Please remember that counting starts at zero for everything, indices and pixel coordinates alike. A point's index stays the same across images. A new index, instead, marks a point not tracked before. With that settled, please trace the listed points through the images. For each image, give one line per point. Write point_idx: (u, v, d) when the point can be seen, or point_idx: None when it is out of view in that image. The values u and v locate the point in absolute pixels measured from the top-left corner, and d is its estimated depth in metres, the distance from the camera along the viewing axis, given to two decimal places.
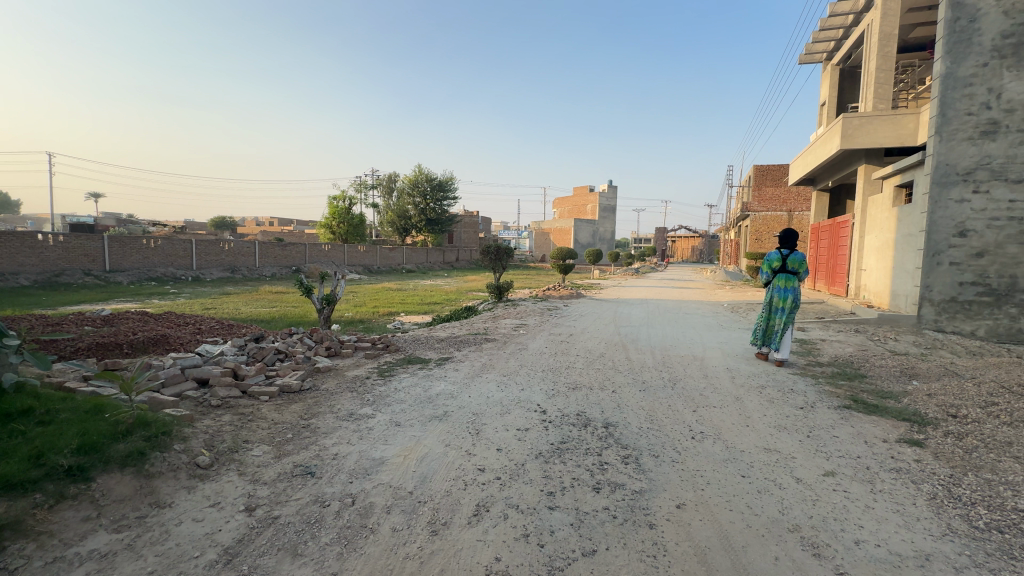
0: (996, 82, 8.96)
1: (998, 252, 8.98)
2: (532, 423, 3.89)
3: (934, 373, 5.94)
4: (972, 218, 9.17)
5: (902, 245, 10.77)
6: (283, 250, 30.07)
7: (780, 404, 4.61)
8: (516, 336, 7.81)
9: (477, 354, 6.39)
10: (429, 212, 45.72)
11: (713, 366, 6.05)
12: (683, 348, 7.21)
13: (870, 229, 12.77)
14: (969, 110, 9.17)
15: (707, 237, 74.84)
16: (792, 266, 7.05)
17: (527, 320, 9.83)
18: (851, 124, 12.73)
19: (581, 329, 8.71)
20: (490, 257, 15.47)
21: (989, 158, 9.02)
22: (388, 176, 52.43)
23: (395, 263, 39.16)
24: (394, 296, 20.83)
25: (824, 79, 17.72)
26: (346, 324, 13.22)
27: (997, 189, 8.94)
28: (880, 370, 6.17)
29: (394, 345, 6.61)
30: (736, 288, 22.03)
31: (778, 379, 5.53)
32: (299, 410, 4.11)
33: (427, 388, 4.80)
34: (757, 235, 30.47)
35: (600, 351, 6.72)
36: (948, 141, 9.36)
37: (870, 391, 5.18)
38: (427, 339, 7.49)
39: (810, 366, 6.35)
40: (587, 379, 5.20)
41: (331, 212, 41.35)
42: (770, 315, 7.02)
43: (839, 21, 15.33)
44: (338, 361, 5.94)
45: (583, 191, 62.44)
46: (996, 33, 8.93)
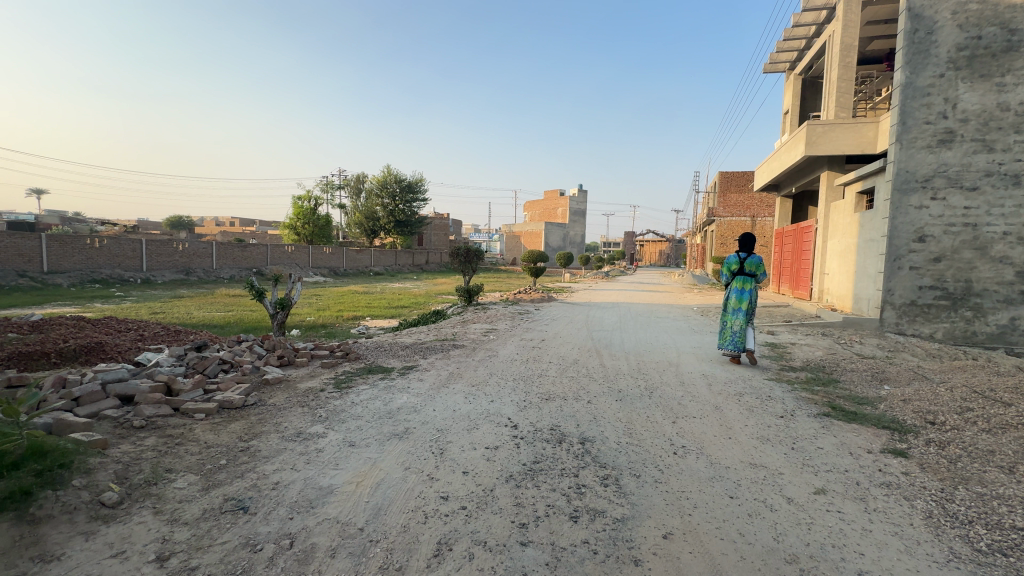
0: (952, 93, 9.26)
1: (954, 257, 9.28)
2: (503, 440, 3.56)
3: (904, 377, 5.94)
4: (931, 224, 9.43)
5: (864, 250, 11.03)
6: (243, 251, 28.71)
7: (759, 412, 4.44)
8: (486, 342, 7.46)
9: (444, 362, 6.01)
10: (398, 214, 44.81)
11: (689, 372, 5.88)
12: (657, 353, 7.03)
13: (832, 234, 13.07)
14: (927, 119, 9.44)
15: (674, 241, 76.44)
16: (748, 268, 7.13)
17: (498, 325, 9.49)
18: (815, 132, 12.94)
19: (553, 334, 8.44)
20: (459, 260, 15.06)
21: (946, 166, 9.30)
22: (356, 177, 51.15)
23: (363, 265, 38.08)
24: (360, 300, 20.07)
25: (787, 88, 18.21)
26: (307, 330, 12.53)
27: (953, 196, 9.24)
28: (852, 375, 6.14)
29: (354, 353, 6.15)
30: (704, 291, 22.34)
31: (754, 385, 5.38)
32: (239, 431, 3.63)
33: (388, 401, 4.40)
34: (723, 239, 31.16)
35: (573, 357, 6.44)
36: (908, 149, 9.57)
37: (846, 397, 5.09)
38: (391, 345, 7.05)
39: (784, 371, 6.26)
40: (560, 388, 4.91)
41: (296, 212, 39.90)
42: (729, 317, 7.09)
43: (801, 32, 15.76)
44: (291, 372, 5.44)
45: (554, 195, 62.79)
46: (951, 45, 9.26)
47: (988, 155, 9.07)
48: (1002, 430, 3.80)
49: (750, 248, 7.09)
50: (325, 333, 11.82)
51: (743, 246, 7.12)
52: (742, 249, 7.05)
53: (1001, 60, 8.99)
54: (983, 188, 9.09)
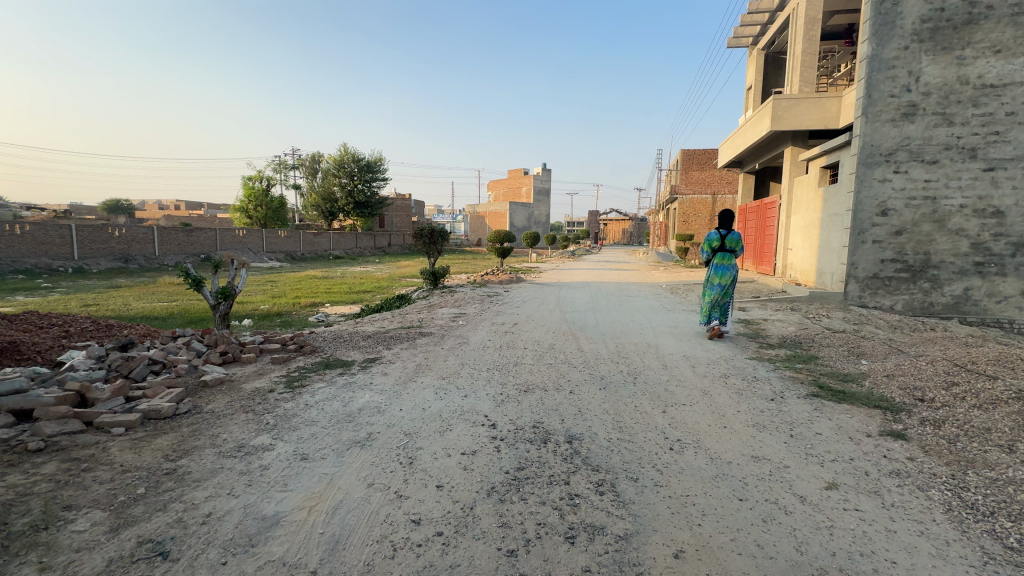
0: (915, 66, 9.29)
1: (915, 230, 9.47)
2: (481, 443, 3.14)
3: (880, 351, 5.91)
4: (893, 197, 9.54)
5: (828, 224, 11.14)
6: (189, 236, 26.74)
7: (750, 396, 4.21)
8: (455, 328, 6.97)
9: (410, 352, 5.51)
10: (358, 195, 42.98)
11: (670, 354, 5.63)
12: (635, 334, 6.77)
13: (796, 209, 13.18)
14: (892, 92, 9.45)
15: (636, 220, 77.55)
16: (729, 244, 7.05)
17: (467, 309, 9.01)
18: (780, 105, 12.76)
19: (525, 317, 8.03)
20: (423, 241, 14.37)
21: (908, 139, 9.38)
22: (311, 156, 48.64)
23: (321, 249, 36.44)
24: (319, 285, 19.05)
25: (750, 63, 18.14)
26: (260, 319, 11.64)
27: (915, 169, 9.36)
28: (829, 350, 6.07)
29: (310, 346, 5.55)
30: (670, 268, 22.57)
31: (737, 365, 5.18)
32: (166, 448, 3.06)
33: (347, 402, 3.89)
34: (685, 217, 31.56)
35: (549, 342, 6.08)
36: (873, 123, 9.59)
37: (830, 375, 4.96)
38: (351, 335, 6.47)
39: (763, 349, 6.12)
40: (539, 378, 4.52)
41: (246, 193, 37.52)
42: (708, 292, 7.03)
43: (765, 4, 15.63)
44: (236, 370, 4.81)
45: (518, 175, 62.05)
46: (916, 17, 9.25)
47: (947, 128, 9.20)
48: (993, 406, 3.71)
49: (730, 224, 6.97)
50: (280, 323, 11.00)
51: (723, 223, 7.01)
52: (723, 226, 6.92)
53: (962, 32, 9.06)
54: (943, 161, 9.24)
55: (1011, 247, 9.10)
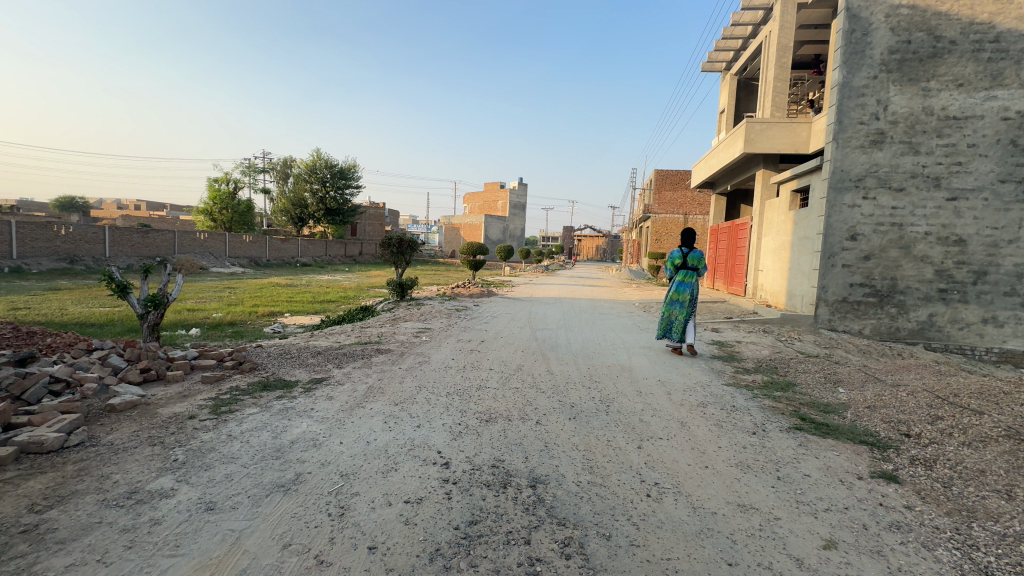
0: (883, 95, 9.47)
1: (882, 255, 9.56)
2: (430, 487, 2.68)
3: (857, 378, 5.72)
4: (862, 223, 9.63)
5: (798, 247, 11.20)
6: (144, 238, 25.21)
7: (730, 429, 3.89)
8: (416, 345, 6.46)
9: (363, 372, 4.97)
10: (329, 201, 41.76)
11: (645, 378, 5.29)
12: (608, 355, 6.43)
13: (767, 231, 13.28)
14: (861, 119, 9.59)
15: (610, 236, 78.56)
16: (691, 262, 7.30)
17: (432, 324, 8.51)
18: (752, 128, 12.90)
19: (493, 335, 7.57)
20: (391, 251, 13.76)
21: (877, 166, 9.51)
22: (283, 160, 47.23)
23: (288, 256, 35.08)
24: (281, 293, 18.08)
25: (723, 87, 18.48)
26: (208, 330, 10.77)
27: (883, 196, 9.48)
28: (806, 377, 5.85)
29: (250, 363, 4.97)
30: (643, 286, 22.57)
31: (715, 393, 4.88)
32: (36, 494, 2.47)
33: (279, 433, 3.35)
34: (657, 236, 31.92)
35: (516, 363, 5.64)
36: (843, 148, 9.68)
37: (810, 405, 4.71)
38: (300, 351, 5.88)
39: (739, 374, 5.84)
40: (503, 406, 4.08)
41: (210, 195, 35.93)
42: (669, 308, 7.24)
43: (739, 31, 15.95)
44: (156, 391, 4.19)
45: (495, 188, 62.06)
46: (885, 48, 9.45)
47: (913, 157, 9.37)
48: (984, 444, 3.50)
49: (691, 242, 7.22)
50: (230, 334, 10.19)
51: (684, 241, 7.25)
52: (684, 244, 7.17)
53: (927, 65, 9.30)
54: (909, 189, 9.39)
55: (972, 276, 9.28)
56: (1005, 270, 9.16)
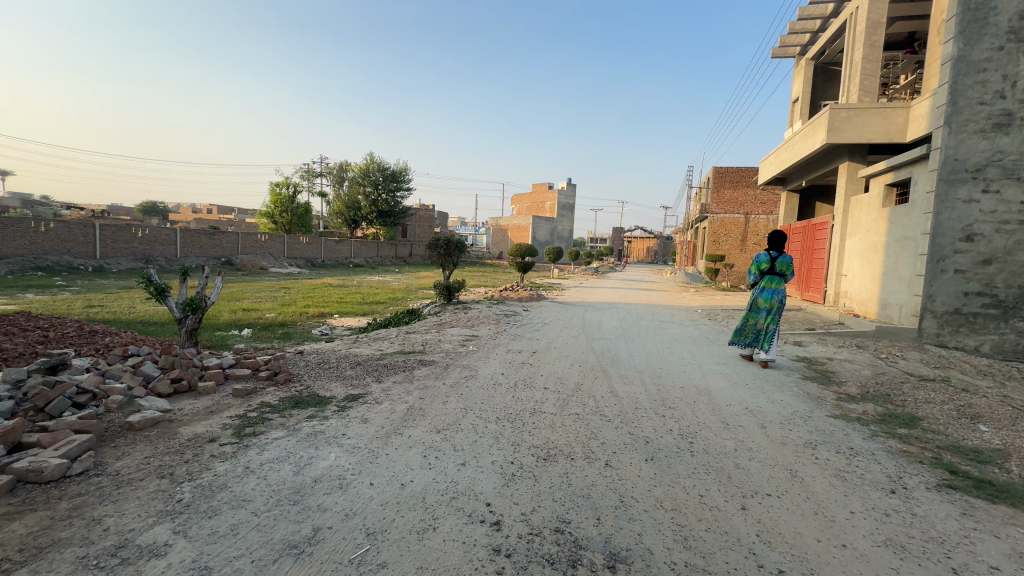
0: (1011, 68, 7.97)
1: (1007, 260, 7.99)
2: (476, 562, 2.06)
3: (1004, 415, 4.57)
4: (981, 220, 8.16)
5: (895, 249, 9.79)
6: (211, 239, 26.46)
7: (857, 484, 3.02)
8: (462, 356, 5.92)
9: (403, 389, 4.45)
10: (381, 204, 42.69)
11: (728, 405, 4.45)
12: (679, 373, 5.59)
13: (853, 231, 11.81)
14: (981, 99, 8.17)
15: (661, 238, 75.77)
16: (778, 268, 6.73)
17: (480, 331, 7.96)
18: (837, 116, 11.59)
19: (546, 345, 6.93)
20: (438, 252, 13.40)
21: (1001, 153, 8.01)
22: (339, 164, 48.90)
23: (342, 257, 36.03)
24: (332, 294, 18.28)
25: (797, 74, 16.87)
26: (260, 331, 10.82)
27: (1009, 188, 7.94)
28: (932, 409, 4.76)
29: (285, 374, 4.59)
30: (702, 291, 21.18)
31: (823, 430, 3.97)
32: (11, 543, 2.07)
33: (301, 466, 2.85)
34: (715, 237, 29.92)
35: (575, 381, 4.96)
36: (957, 134, 8.35)
37: (952, 450, 3.70)
38: (339, 360, 5.45)
39: (843, 402, 4.86)
40: (563, 440, 3.41)
41: (272, 199, 37.61)
42: (753, 316, 6.72)
43: (818, 10, 14.44)
44: (183, 405, 3.86)
45: (543, 189, 61.48)
46: (1013, 12, 7.96)
47: None
48: None
49: (782, 246, 6.69)
50: (279, 335, 10.16)
51: (774, 245, 6.66)
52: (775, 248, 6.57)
53: None
54: None
55: None
56: None
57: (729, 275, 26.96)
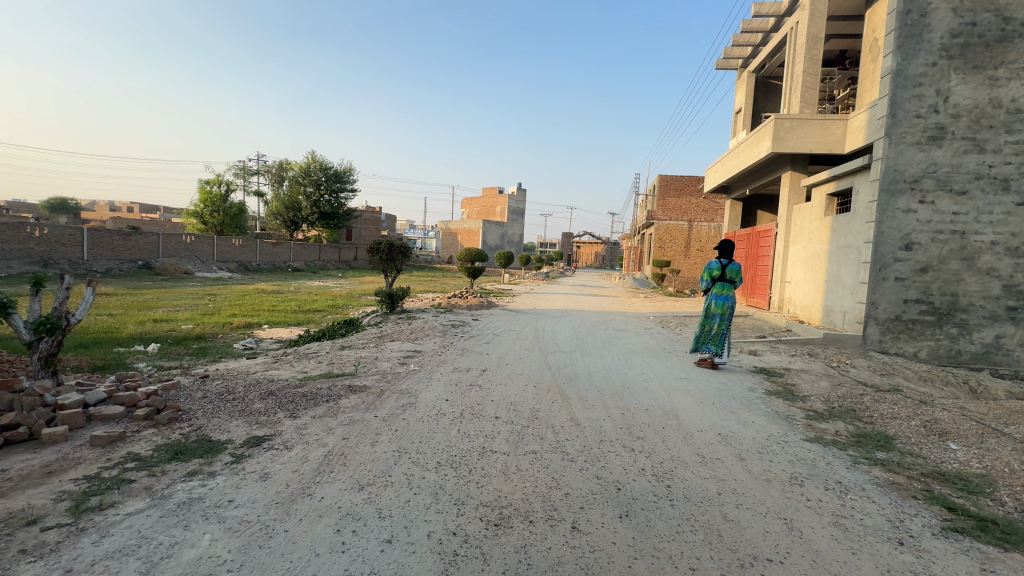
0: (944, 84, 8.29)
1: (941, 268, 8.34)
2: None
3: (968, 429, 4.44)
4: (918, 230, 8.41)
5: (838, 257, 10.00)
6: (126, 241, 23.68)
7: (861, 535, 2.57)
8: (400, 378, 5.14)
9: (325, 426, 3.66)
10: (324, 205, 40.48)
11: (701, 431, 4.00)
12: (642, 392, 5.13)
13: (796, 238, 12.07)
14: (918, 113, 8.41)
15: (609, 245, 77.73)
16: (729, 275, 6.66)
17: (424, 345, 7.19)
18: (782, 126, 11.70)
19: (496, 361, 6.26)
20: (380, 257, 12.39)
21: (935, 165, 8.31)
22: (278, 163, 46.13)
23: (279, 260, 33.66)
24: (263, 301, 16.70)
25: (739, 86, 17.37)
26: (170, 346, 9.41)
27: (942, 200, 8.27)
28: (900, 426, 4.57)
29: (169, 412, 3.64)
30: (651, 296, 21.37)
31: (804, 458, 3.60)
32: None
33: (155, 563, 2.02)
34: (661, 243, 30.34)
35: (530, 407, 4.35)
36: (897, 145, 8.52)
37: (939, 478, 3.40)
38: (248, 388, 4.51)
39: (813, 422, 4.54)
40: (518, 492, 2.77)
41: (201, 197, 34.54)
42: (706, 322, 6.62)
43: (760, 24, 14.87)
44: (9, 465, 2.86)
45: (493, 193, 61.12)
46: (945, 31, 8.29)
47: (978, 155, 8.17)
48: None
49: (730, 253, 6.64)
50: (193, 351, 8.86)
51: (724, 252, 6.62)
52: (724, 255, 6.56)
53: (995, 51, 8.14)
54: (973, 192, 8.18)
55: None
56: None
57: (675, 281, 27.53)
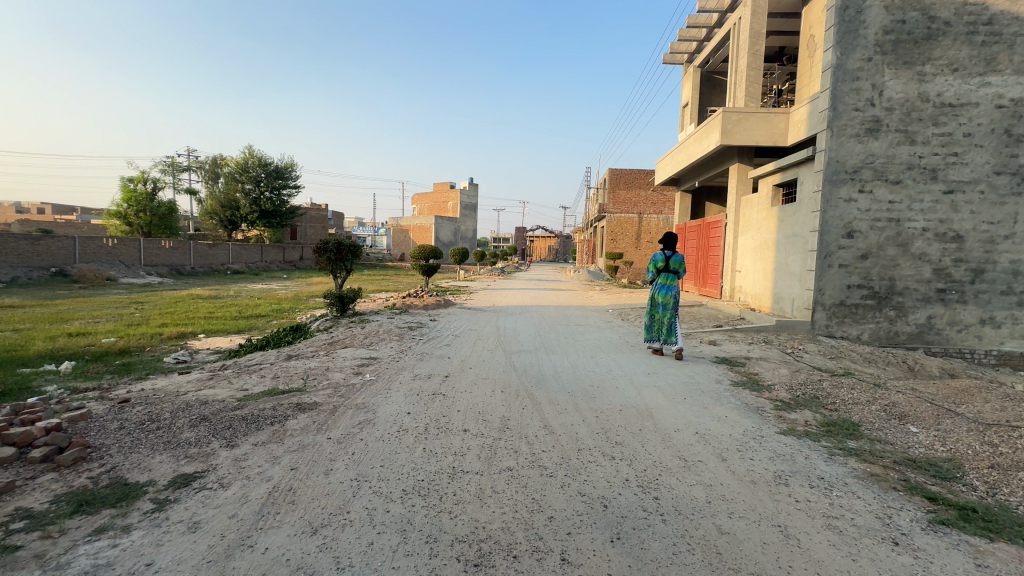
0: (878, 78, 8.68)
1: (880, 254, 8.78)
2: None
3: (925, 411, 4.58)
4: (859, 218, 8.80)
5: (785, 245, 10.36)
6: (35, 245, 21.18)
7: (857, 537, 2.47)
8: (354, 391, 4.68)
9: (268, 454, 3.20)
10: (265, 203, 38.20)
11: (679, 432, 3.85)
12: (613, 392, 4.95)
13: (745, 228, 12.45)
14: (856, 106, 8.77)
15: (561, 239, 78.69)
16: (673, 265, 6.70)
17: (380, 351, 6.71)
18: (729, 118, 11.96)
19: (459, 365, 5.91)
20: (327, 257, 11.62)
21: (873, 156, 8.71)
22: (212, 159, 43.09)
23: (217, 263, 31.44)
24: (199, 308, 15.34)
25: (685, 80, 17.76)
26: (87, 364, 8.33)
27: (880, 189, 8.70)
28: (863, 411, 4.65)
29: (75, 450, 3.05)
30: (606, 288, 21.66)
31: (783, 454, 3.52)
32: None
33: None
34: (613, 235, 30.87)
35: (499, 416, 4.05)
36: (838, 137, 8.84)
37: (911, 465, 3.42)
38: (176, 414, 3.92)
39: (783, 413, 4.52)
40: (497, 521, 2.46)
41: (124, 196, 31.57)
42: (652, 312, 6.75)
43: (704, 20, 15.21)
44: None
45: (445, 189, 60.11)
46: (879, 27, 8.67)
47: (910, 147, 8.64)
48: None
49: (674, 244, 6.68)
50: (115, 368, 7.87)
51: (667, 243, 6.66)
52: (667, 246, 6.60)
53: (923, 48, 8.61)
54: (906, 182, 8.65)
55: (970, 274, 8.65)
56: (1002, 267, 8.60)
57: (628, 273, 28.08)
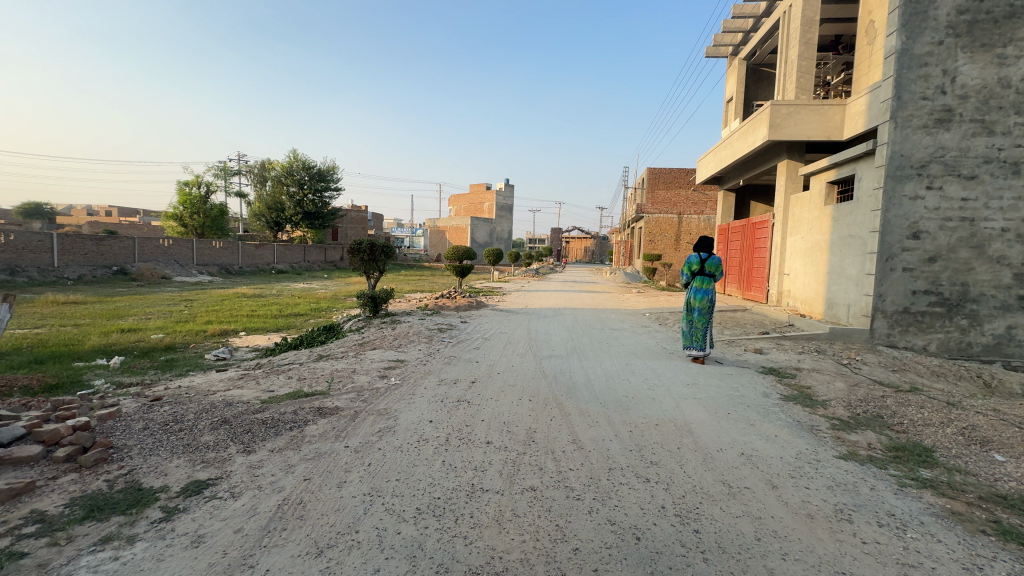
0: (950, 64, 7.89)
1: (951, 257, 7.96)
2: None
3: (1012, 437, 4.00)
4: (926, 217, 8.02)
5: (840, 247, 9.61)
6: (99, 246, 22.58)
7: None
8: (377, 396, 4.56)
9: (282, 462, 3.09)
10: (307, 205, 39.48)
11: (722, 453, 3.48)
12: (649, 404, 4.60)
13: (795, 229, 11.67)
14: (924, 94, 8.00)
15: (597, 240, 77.56)
16: (708, 268, 6.29)
17: (407, 354, 6.60)
18: (778, 112, 11.25)
19: (487, 371, 5.70)
20: (361, 258, 11.71)
21: (943, 149, 7.91)
22: (260, 163, 44.99)
23: (263, 263, 32.69)
24: (243, 306, 15.87)
25: (730, 74, 16.96)
26: (134, 359, 8.64)
27: (951, 185, 7.89)
28: (936, 434, 4.12)
29: (96, 451, 3.04)
30: (643, 291, 21.01)
31: (844, 483, 3.10)
32: None
33: None
34: (650, 236, 29.99)
35: (526, 428, 3.82)
36: (903, 129, 8.09)
37: (1000, 503, 2.95)
38: (199, 415, 3.90)
39: (842, 434, 4.06)
40: (516, 552, 2.23)
41: (179, 199, 33.31)
42: (688, 317, 6.34)
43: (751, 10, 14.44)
44: None
45: (481, 190, 60.41)
46: (951, 7, 7.87)
47: (987, 138, 7.80)
48: None
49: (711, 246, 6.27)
50: (159, 365, 8.13)
51: (702, 244, 6.24)
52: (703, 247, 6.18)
53: (1003, 28, 7.76)
54: (982, 177, 7.81)
55: None
56: None
57: (667, 275, 27.15)
